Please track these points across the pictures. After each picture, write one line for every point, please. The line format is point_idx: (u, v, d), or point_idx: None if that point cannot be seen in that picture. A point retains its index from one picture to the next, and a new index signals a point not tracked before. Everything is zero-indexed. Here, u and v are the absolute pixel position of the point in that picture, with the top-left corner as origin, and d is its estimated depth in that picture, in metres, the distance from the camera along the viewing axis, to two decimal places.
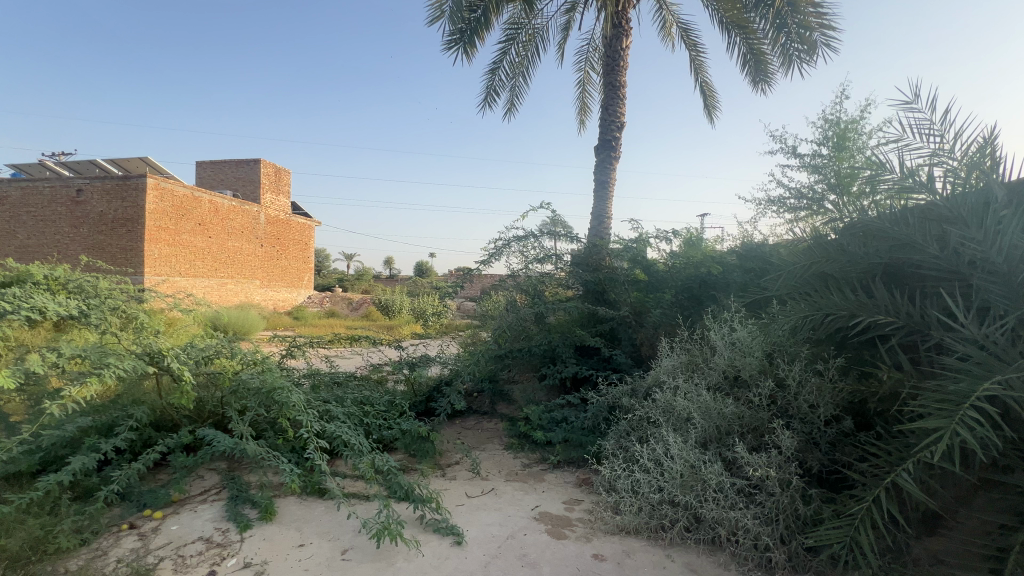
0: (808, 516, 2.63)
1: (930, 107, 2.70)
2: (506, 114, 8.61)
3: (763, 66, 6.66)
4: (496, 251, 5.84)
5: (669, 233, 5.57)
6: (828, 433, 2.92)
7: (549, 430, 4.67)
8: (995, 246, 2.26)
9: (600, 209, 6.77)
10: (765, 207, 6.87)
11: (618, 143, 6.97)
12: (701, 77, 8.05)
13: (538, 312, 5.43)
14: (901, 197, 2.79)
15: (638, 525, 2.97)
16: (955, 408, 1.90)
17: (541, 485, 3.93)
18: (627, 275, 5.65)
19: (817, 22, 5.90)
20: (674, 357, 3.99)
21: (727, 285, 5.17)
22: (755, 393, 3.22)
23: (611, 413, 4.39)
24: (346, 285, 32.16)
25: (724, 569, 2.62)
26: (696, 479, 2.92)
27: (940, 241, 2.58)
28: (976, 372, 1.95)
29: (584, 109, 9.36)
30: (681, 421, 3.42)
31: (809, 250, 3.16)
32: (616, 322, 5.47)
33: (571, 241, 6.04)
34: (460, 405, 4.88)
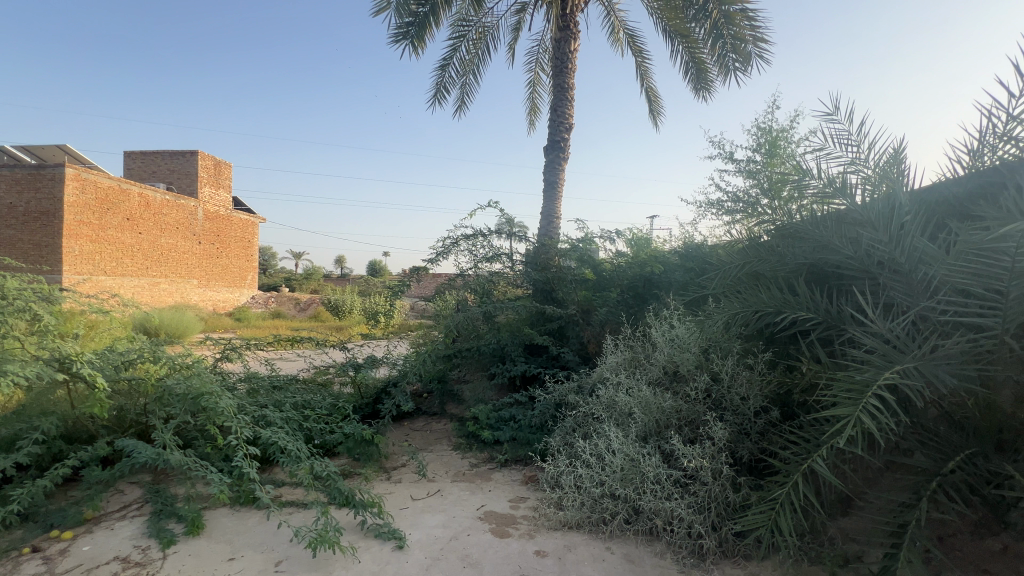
0: (737, 503, 2.76)
1: (848, 119, 2.91)
2: (457, 112, 8.53)
3: (703, 74, 6.95)
4: (444, 249, 5.77)
5: (614, 233, 5.72)
6: (757, 423, 3.07)
7: (497, 429, 4.67)
8: (899, 248, 2.47)
9: (549, 209, 6.85)
10: (706, 209, 7.19)
11: (567, 144, 7.07)
12: (646, 82, 8.31)
13: (487, 311, 5.42)
14: (822, 203, 2.98)
15: (580, 519, 3.04)
16: (861, 395, 2.06)
17: (489, 485, 3.92)
18: (575, 274, 5.75)
19: (750, 35, 6.21)
20: (618, 354, 4.09)
21: (669, 284, 5.37)
22: (691, 387, 3.35)
23: (558, 410, 4.45)
24: (294, 285, 30.83)
25: (660, 558, 2.70)
26: (636, 472, 3.00)
27: (853, 243, 2.78)
28: (879, 364, 2.13)
29: (534, 110, 9.43)
30: (623, 416, 3.51)
31: (743, 251, 3.34)
32: (564, 321, 5.55)
33: (521, 240, 6.07)
34: (407, 406, 4.79)
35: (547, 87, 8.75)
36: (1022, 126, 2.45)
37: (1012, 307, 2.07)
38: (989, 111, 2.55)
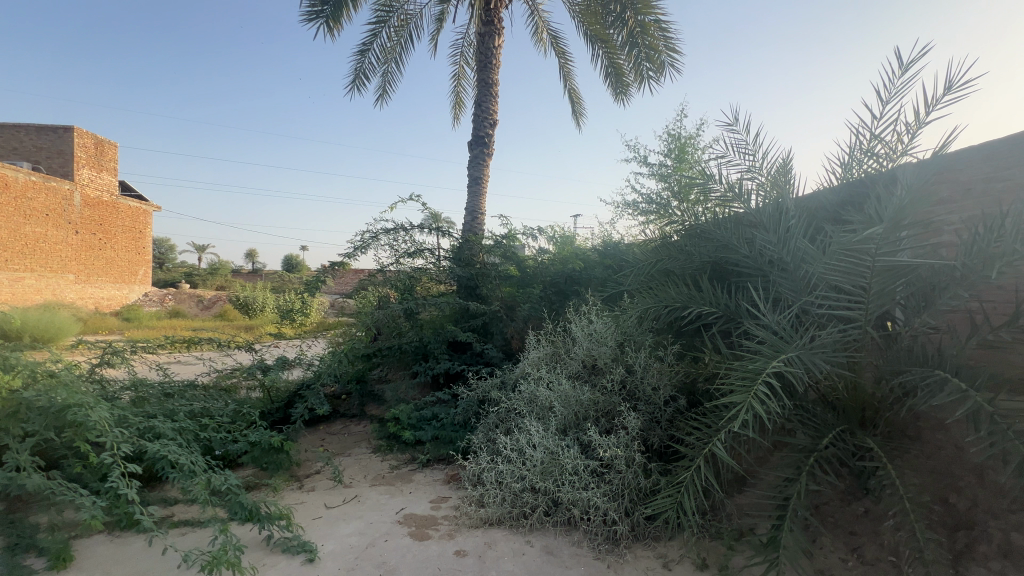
0: (648, 488, 2.90)
1: (746, 130, 3.17)
2: (377, 102, 8.18)
3: (621, 80, 7.26)
4: (363, 243, 5.51)
5: (537, 230, 5.80)
6: (667, 411, 3.25)
7: (419, 429, 4.56)
8: (786, 248, 2.74)
9: (474, 205, 6.80)
10: (623, 208, 7.54)
11: (491, 140, 7.06)
12: (569, 83, 8.52)
13: (409, 308, 5.26)
14: (723, 206, 3.22)
15: (501, 515, 3.05)
16: (753, 382, 2.26)
17: (410, 486, 3.82)
18: (499, 270, 5.77)
19: (663, 45, 6.55)
20: (540, 349, 4.15)
21: (589, 280, 5.55)
22: (608, 379, 3.48)
23: (481, 407, 4.44)
24: (196, 281, 28.03)
25: (577, 547, 2.78)
26: (554, 465, 3.07)
27: (749, 243, 3.05)
28: (769, 353, 2.34)
29: (458, 104, 9.30)
30: (544, 411, 3.57)
31: (655, 249, 3.55)
32: (488, 317, 5.52)
33: (444, 235, 5.95)
34: (322, 410, 4.52)
35: (472, 81, 8.67)
36: (882, 145, 2.82)
37: (873, 301, 2.37)
38: (857, 128, 2.91)
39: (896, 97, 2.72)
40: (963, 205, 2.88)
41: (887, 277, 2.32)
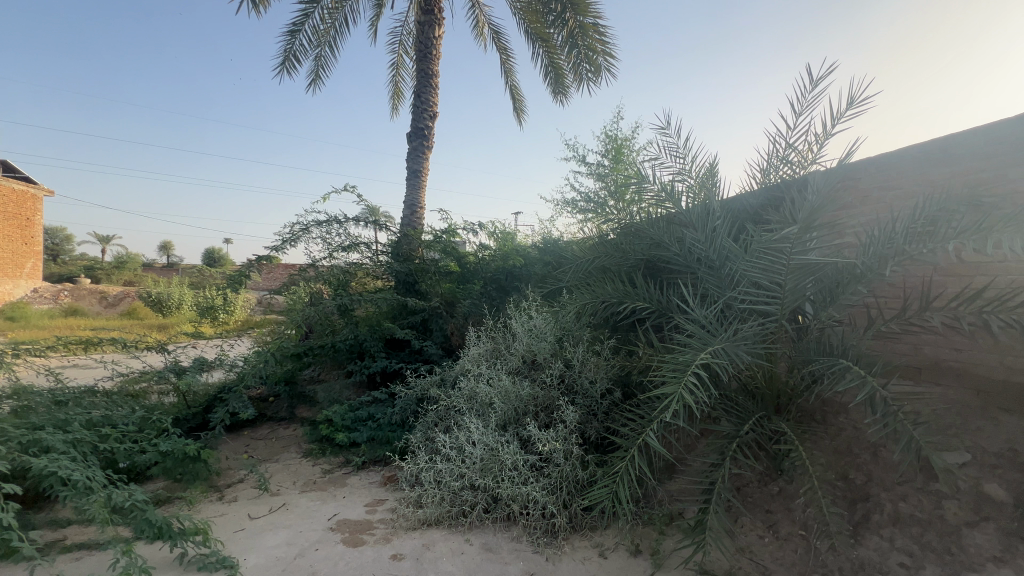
0: (585, 480, 2.96)
1: (677, 134, 3.31)
2: (309, 88, 7.73)
3: (561, 80, 7.36)
4: (292, 236, 5.19)
5: (477, 225, 5.74)
6: (603, 404, 3.32)
7: (353, 430, 4.38)
8: (713, 247, 2.90)
9: (413, 198, 6.62)
10: (562, 206, 7.66)
11: (431, 133, 6.89)
12: (510, 79, 8.52)
13: (343, 305, 5.04)
14: (657, 206, 3.30)
15: (439, 515, 3.00)
16: (682, 374, 2.36)
17: (343, 491, 3.65)
18: (439, 266, 5.66)
19: (601, 48, 6.68)
20: (480, 345, 4.13)
21: (529, 277, 5.60)
22: (547, 374, 3.51)
23: (419, 406, 4.33)
24: (99, 275, 25.20)
25: (516, 542, 2.78)
26: (494, 461, 3.06)
27: (679, 242, 3.20)
28: (697, 346, 2.48)
29: (397, 94, 9.01)
30: (483, 407, 3.55)
31: (594, 247, 3.73)
32: (427, 313, 5.41)
33: (380, 229, 5.74)
34: (246, 414, 4.22)
35: (411, 72, 8.43)
36: (795, 153, 3.06)
37: (787, 296, 2.57)
38: (774, 137, 3.13)
39: (807, 110, 2.96)
40: (862, 210, 3.19)
41: (799, 275, 2.51)
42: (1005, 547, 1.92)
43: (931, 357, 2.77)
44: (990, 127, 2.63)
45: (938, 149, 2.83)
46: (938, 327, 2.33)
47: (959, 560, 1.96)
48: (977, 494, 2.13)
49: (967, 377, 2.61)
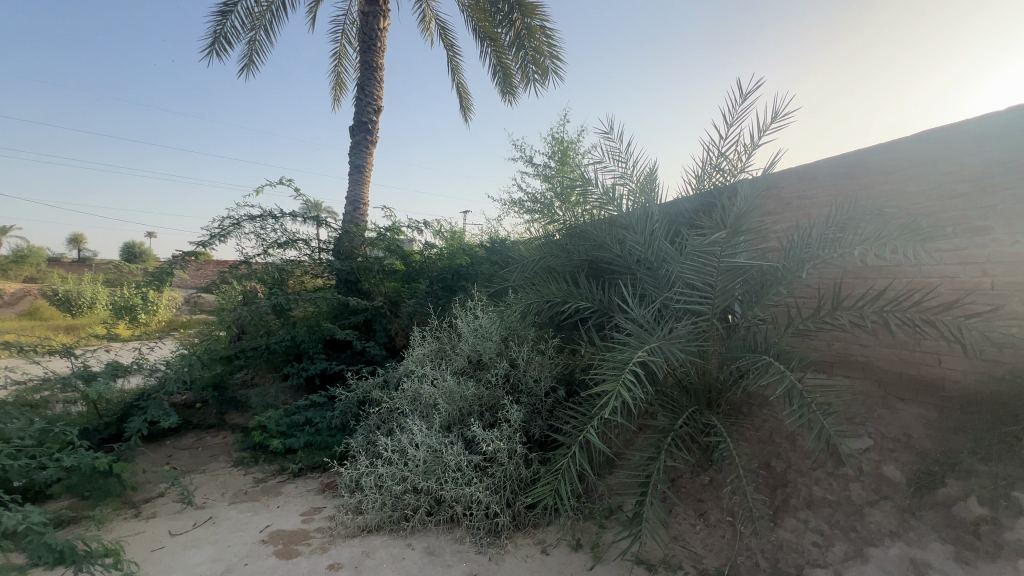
0: (528, 478, 2.98)
1: (620, 139, 3.41)
2: (243, 74, 7.27)
3: (508, 80, 7.38)
4: (223, 230, 4.87)
5: (422, 223, 5.65)
6: (547, 402, 3.35)
7: (289, 435, 4.17)
8: (651, 249, 3.04)
9: (355, 194, 6.41)
10: (510, 207, 7.69)
11: (375, 127, 6.69)
12: (457, 77, 8.44)
13: (278, 304, 4.79)
14: (600, 208, 3.39)
15: (380, 521, 2.93)
16: (621, 371, 2.44)
17: (277, 501, 3.47)
18: (383, 265, 5.50)
19: (547, 50, 6.77)
20: (425, 345, 4.06)
21: (476, 276, 5.58)
22: (492, 373, 3.50)
23: (360, 408, 4.20)
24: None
25: (459, 543, 2.76)
26: (437, 463, 3.01)
27: (621, 243, 3.31)
28: (635, 344, 2.57)
29: (340, 85, 8.67)
30: (427, 408, 3.49)
31: (541, 248, 3.82)
32: (370, 313, 5.26)
33: (320, 225, 5.51)
34: (167, 423, 3.90)
35: (354, 63, 8.15)
36: (726, 161, 3.24)
37: (718, 296, 2.72)
38: (708, 146, 3.30)
39: (737, 122, 3.15)
40: (784, 217, 3.44)
41: (729, 276, 2.66)
42: (899, 522, 2.13)
43: (841, 353, 3.04)
44: (891, 144, 2.91)
45: (848, 163, 3.11)
46: (847, 325, 2.56)
47: (862, 536, 2.15)
48: (877, 476, 2.35)
49: (871, 370, 2.89)
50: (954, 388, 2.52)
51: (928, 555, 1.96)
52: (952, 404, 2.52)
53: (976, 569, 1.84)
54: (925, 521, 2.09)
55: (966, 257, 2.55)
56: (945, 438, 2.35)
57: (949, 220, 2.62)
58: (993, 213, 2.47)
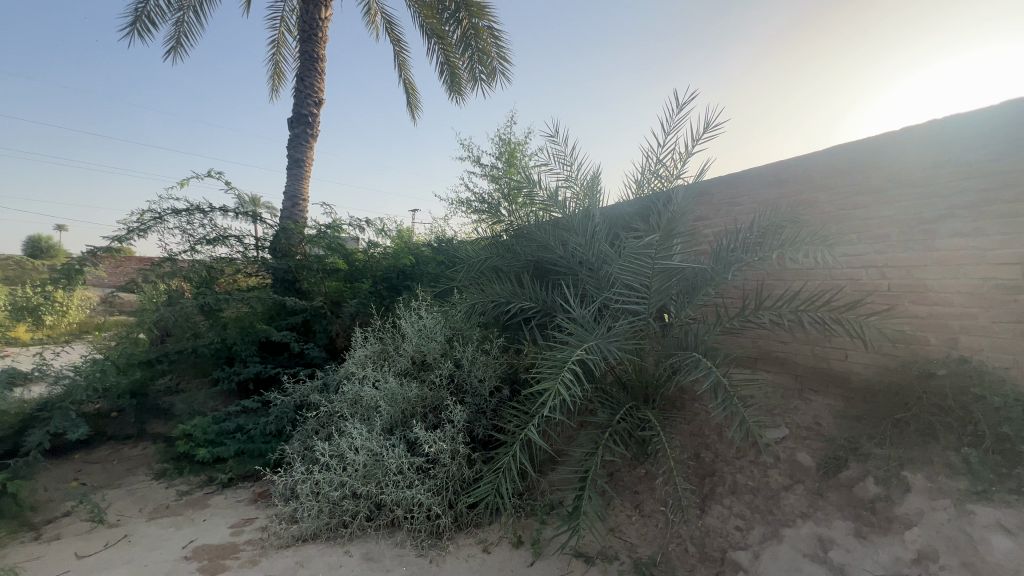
0: (471, 478, 2.97)
1: (564, 142, 3.49)
2: (169, 57, 6.74)
3: (455, 79, 7.33)
4: (144, 225, 4.51)
5: (364, 221, 5.48)
6: (491, 401, 3.36)
7: (218, 444, 3.92)
8: (592, 250, 3.14)
9: (293, 189, 6.13)
10: (457, 207, 7.66)
11: (316, 120, 6.43)
12: (403, 73, 8.29)
13: (207, 305, 4.49)
14: (545, 210, 3.45)
15: (316, 529, 2.83)
16: (560, 370, 2.50)
17: (203, 514, 3.25)
18: (323, 263, 5.28)
19: (494, 51, 6.80)
20: (367, 347, 3.95)
21: (422, 276, 5.49)
22: (436, 374, 3.46)
23: (298, 413, 4.03)
24: None
25: (399, 547, 2.72)
26: (378, 467, 2.95)
27: (564, 245, 3.39)
28: (575, 343, 2.64)
29: (278, 74, 8.25)
30: (368, 411, 3.41)
31: (489, 248, 3.85)
32: (309, 313, 5.05)
33: (254, 222, 5.22)
34: (80, 434, 3.66)
35: (294, 52, 7.78)
36: (662, 169, 3.40)
37: (653, 296, 2.84)
38: (647, 152, 3.44)
39: (673, 130, 3.31)
40: (715, 222, 3.65)
41: (663, 278, 2.78)
42: (810, 503, 2.33)
43: (764, 349, 3.28)
44: (808, 158, 3.16)
45: (771, 173, 3.35)
46: (767, 323, 2.75)
47: (778, 518, 2.33)
48: (792, 462, 2.55)
49: (789, 364, 3.13)
50: (858, 379, 2.78)
51: (832, 532, 2.15)
52: (856, 394, 2.78)
53: (872, 542, 2.05)
54: (831, 501, 2.29)
55: (867, 262, 2.82)
56: (849, 425, 2.59)
57: (853, 228, 2.89)
58: (889, 222, 2.76)
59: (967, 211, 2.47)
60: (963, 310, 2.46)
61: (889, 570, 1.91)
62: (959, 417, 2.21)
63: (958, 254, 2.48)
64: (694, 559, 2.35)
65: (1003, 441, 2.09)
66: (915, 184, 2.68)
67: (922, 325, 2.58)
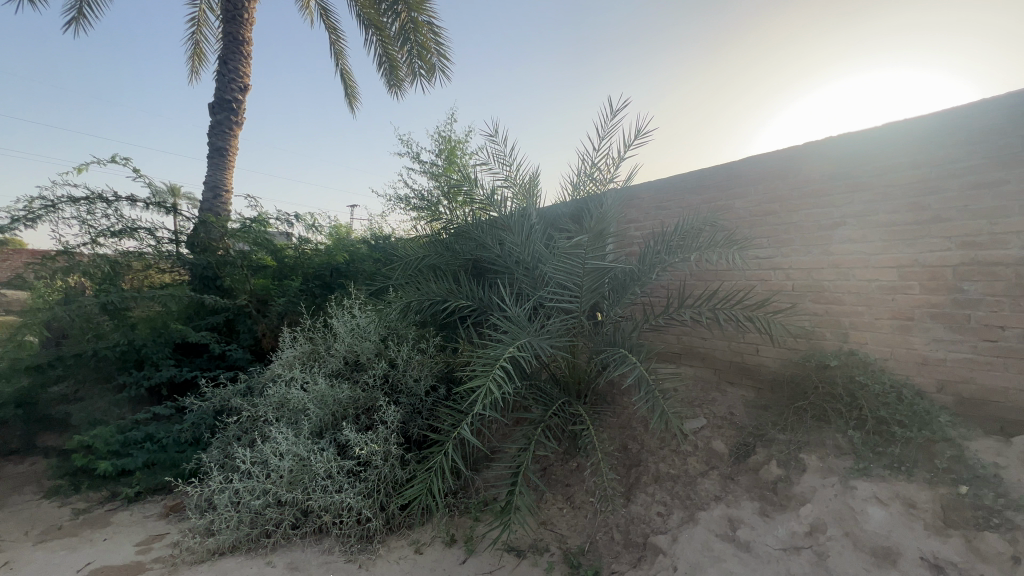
0: (404, 479, 2.91)
1: (503, 142, 3.53)
2: (69, 28, 6.04)
3: (394, 72, 7.16)
4: (33, 214, 4.03)
5: (293, 216, 5.22)
6: (427, 401, 3.31)
7: (124, 455, 3.59)
8: (528, 250, 3.20)
9: (215, 179, 5.71)
10: (395, 204, 7.50)
11: (241, 107, 6.03)
12: (340, 63, 7.98)
13: (111, 304, 4.06)
14: (483, 210, 3.47)
15: (235, 541, 2.68)
16: (491, 367, 2.52)
17: (104, 533, 2.96)
18: (248, 259, 4.97)
19: (433, 47, 6.72)
20: (296, 347, 3.76)
21: (357, 274, 5.34)
22: (369, 374, 3.35)
23: (218, 418, 3.77)
24: None
25: (327, 554, 2.62)
26: (304, 472, 2.82)
27: (500, 244, 3.42)
28: (508, 340, 2.68)
29: (198, 55, 7.65)
30: (296, 414, 3.25)
31: (428, 246, 3.82)
32: (232, 312, 4.76)
33: (168, 214, 4.81)
34: None
35: (217, 32, 7.24)
36: (595, 173, 3.54)
37: (585, 295, 2.92)
38: (583, 156, 3.55)
39: (607, 136, 3.44)
40: (644, 224, 3.85)
41: (594, 277, 2.86)
42: (722, 487, 2.52)
43: (687, 344, 3.50)
44: (727, 167, 3.39)
45: (694, 180, 3.56)
46: (688, 320, 2.94)
47: (694, 502, 2.50)
48: (708, 449, 2.74)
49: (708, 359, 3.36)
50: (766, 371, 3.04)
51: (740, 512, 2.33)
52: (765, 384, 3.03)
53: (773, 519, 2.25)
54: (741, 484, 2.48)
55: (775, 264, 3.10)
56: (758, 413, 2.82)
57: (764, 233, 3.16)
58: (793, 228, 3.03)
59: (856, 220, 2.77)
60: (852, 308, 2.75)
61: (786, 543, 2.11)
62: (847, 404, 2.48)
63: (849, 257, 2.78)
64: (619, 545, 2.47)
65: (880, 423, 2.37)
66: (815, 195, 2.96)
67: (819, 322, 2.87)
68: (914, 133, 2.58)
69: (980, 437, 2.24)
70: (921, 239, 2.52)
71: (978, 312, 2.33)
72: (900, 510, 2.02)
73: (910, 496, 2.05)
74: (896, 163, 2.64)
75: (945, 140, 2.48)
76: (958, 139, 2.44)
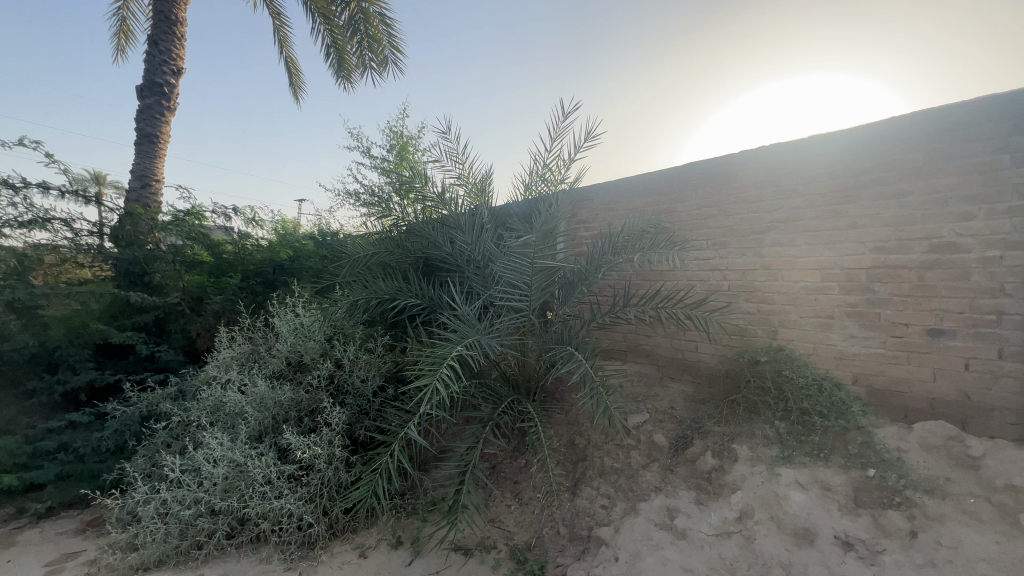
0: (348, 482, 2.83)
1: (456, 140, 3.54)
2: None
3: (343, 62, 6.93)
4: None
5: (231, 209, 4.95)
6: (374, 401, 3.23)
7: (34, 468, 3.28)
8: (479, 249, 3.19)
9: (144, 168, 5.30)
10: (344, 199, 7.26)
11: (175, 91, 5.64)
12: (285, 51, 7.63)
13: (19, 301, 3.61)
14: (434, 208, 3.43)
15: (162, 554, 2.52)
16: (438, 366, 2.50)
17: (7, 554, 2.69)
18: (181, 254, 4.65)
19: (384, 38, 6.56)
20: (234, 347, 3.56)
21: (302, 271, 5.14)
22: (312, 375, 3.22)
23: (145, 425, 3.51)
24: None
25: (264, 563, 2.51)
26: (241, 479, 2.68)
27: (452, 242, 3.40)
28: (456, 339, 2.67)
29: (126, 33, 7.08)
30: (233, 418, 3.09)
31: (378, 243, 3.75)
32: (162, 311, 4.42)
33: (88, 203, 4.42)
34: None
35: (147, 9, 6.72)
36: (545, 173, 3.61)
37: (534, 295, 2.96)
38: (535, 156, 3.59)
39: (559, 137, 3.50)
40: (593, 224, 3.96)
41: (543, 276, 2.90)
42: (662, 478, 2.63)
43: (633, 342, 3.62)
44: (671, 172, 3.53)
45: (641, 183, 3.68)
46: (632, 319, 3.05)
47: (636, 494, 2.59)
48: (650, 443, 2.85)
49: (652, 356, 3.50)
50: (705, 367, 3.20)
51: (677, 502, 2.45)
52: (703, 379, 3.19)
53: (707, 506, 2.37)
54: (679, 475, 2.60)
55: (713, 265, 3.27)
56: (696, 407, 2.97)
57: (703, 236, 3.32)
58: (730, 231, 3.20)
59: (785, 224, 2.96)
60: (781, 307, 2.95)
61: (718, 529, 2.23)
62: (776, 396, 2.65)
63: (778, 260, 2.98)
64: (565, 539, 2.52)
65: (804, 414, 2.55)
66: (749, 200, 3.14)
67: (752, 320, 3.05)
68: (836, 145, 2.79)
69: (886, 424, 2.47)
70: (840, 243, 2.74)
71: (886, 311, 2.56)
72: (818, 494, 2.19)
73: (827, 480, 2.23)
74: (821, 172, 2.84)
75: (861, 152, 2.70)
76: (872, 152, 2.66)
